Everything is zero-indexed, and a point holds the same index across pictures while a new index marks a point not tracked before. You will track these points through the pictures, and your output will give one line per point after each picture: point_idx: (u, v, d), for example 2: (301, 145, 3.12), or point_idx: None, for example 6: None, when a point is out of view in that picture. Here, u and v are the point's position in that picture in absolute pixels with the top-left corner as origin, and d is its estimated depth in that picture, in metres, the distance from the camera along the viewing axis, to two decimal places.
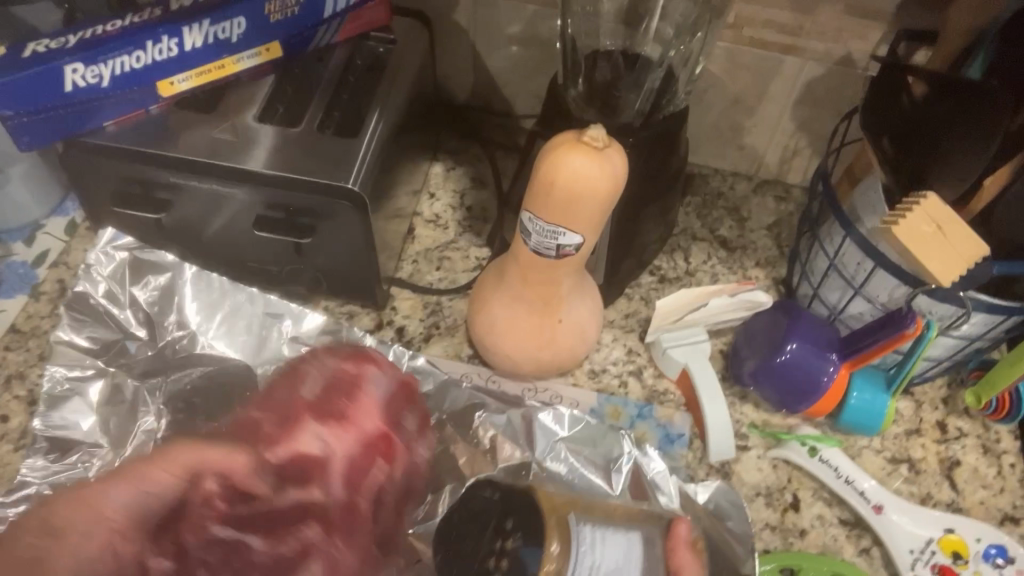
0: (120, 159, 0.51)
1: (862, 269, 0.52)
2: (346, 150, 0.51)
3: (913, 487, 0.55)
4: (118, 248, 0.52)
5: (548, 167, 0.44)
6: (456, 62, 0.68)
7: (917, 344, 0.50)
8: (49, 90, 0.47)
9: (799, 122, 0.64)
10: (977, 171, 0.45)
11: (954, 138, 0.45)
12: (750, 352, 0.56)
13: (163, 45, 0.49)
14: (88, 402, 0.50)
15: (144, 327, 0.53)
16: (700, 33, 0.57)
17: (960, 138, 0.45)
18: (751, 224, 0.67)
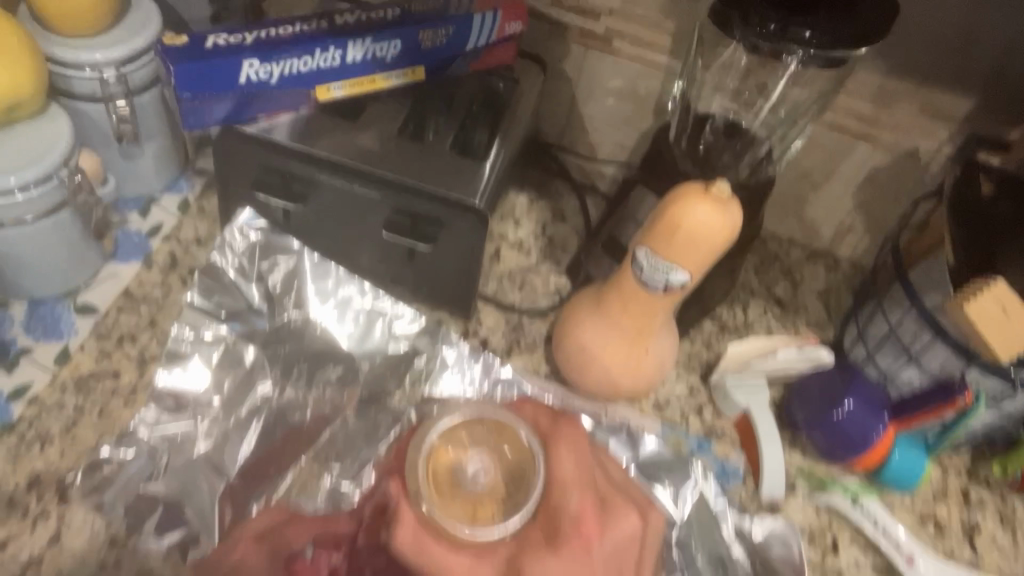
0: (270, 151, 0.55)
1: (920, 340, 0.58)
2: (473, 172, 0.56)
3: (938, 543, 0.60)
4: (252, 229, 0.58)
5: (675, 212, 0.49)
6: (553, 104, 0.73)
7: (962, 415, 0.56)
8: (224, 81, 0.52)
9: (860, 202, 0.71)
10: None
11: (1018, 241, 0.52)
12: (804, 405, 0.61)
13: (329, 54, 0.55)
14: (206, 363, 0.55)
15: (266, 302, 0.58)
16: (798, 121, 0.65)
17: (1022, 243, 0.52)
18: (804, 288, 0.73)
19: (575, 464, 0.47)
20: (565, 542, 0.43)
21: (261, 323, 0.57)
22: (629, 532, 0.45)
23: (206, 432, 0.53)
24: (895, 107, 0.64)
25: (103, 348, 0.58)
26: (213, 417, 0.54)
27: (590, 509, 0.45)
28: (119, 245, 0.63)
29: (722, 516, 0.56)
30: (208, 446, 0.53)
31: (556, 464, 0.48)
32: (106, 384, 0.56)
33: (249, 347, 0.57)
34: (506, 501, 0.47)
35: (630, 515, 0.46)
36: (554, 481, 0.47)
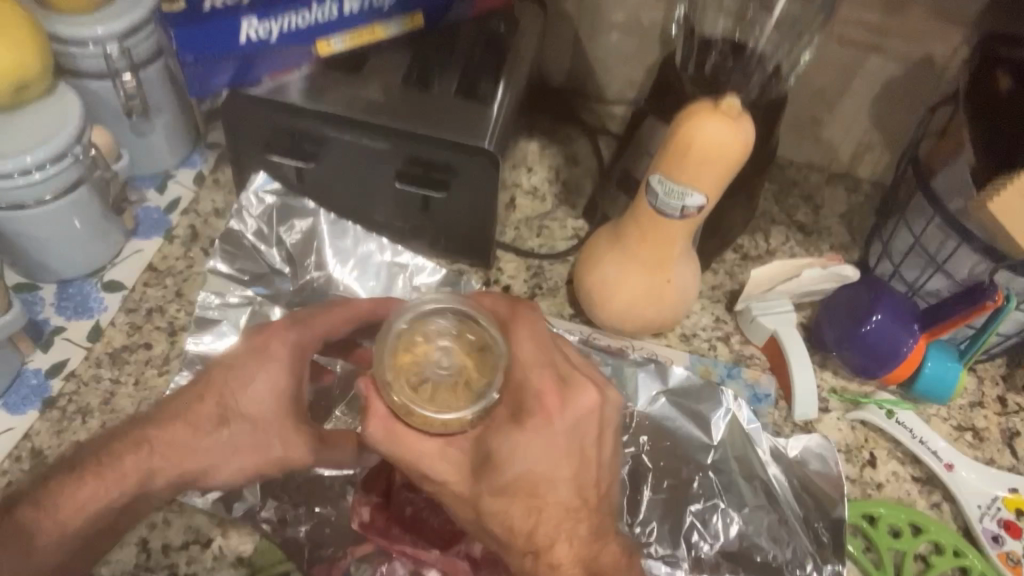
0: (278, 111, 0.56)
1: (945, 247, 0.57)
2: (482, 114, 0.57)
3: (978, 451, 0.60)
4: (266, 193, 0.60)
5: (685, 132, 0.49)
6: (557, 47, 0.73)
7: (993, 317, 0.55)
8: (225, 42, 0.53)
9: (876, 118, 0.69)
10: None
11: None
12: (832, 324, 0.60)
13: (326, 7, 0.54)
14: (234, 324, 0.57)
15: (287, 264, 0.60)
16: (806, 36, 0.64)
17: None
18: (825, 212, 0.72)
19: (541, 345, 0.43)
20: (530, 417, 0.41)
21: (285, 284, 0.60)
22: (593, 414, 0.42)
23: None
24: (905, 12, 0.62)
25: (133, 322, 0.59)
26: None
27: (548, 386, 0.41)
28: (141, 223, 0.64)
29: (758, 439, 0.55)
30: None
31: (517, 345, 0.43)
32: (139, 356, 0.57)
33: (275, 308, 0.58)
34: (474, 386, 0.42)
35: (582, 400, 0.41)
36: (516, 364, 0.42)
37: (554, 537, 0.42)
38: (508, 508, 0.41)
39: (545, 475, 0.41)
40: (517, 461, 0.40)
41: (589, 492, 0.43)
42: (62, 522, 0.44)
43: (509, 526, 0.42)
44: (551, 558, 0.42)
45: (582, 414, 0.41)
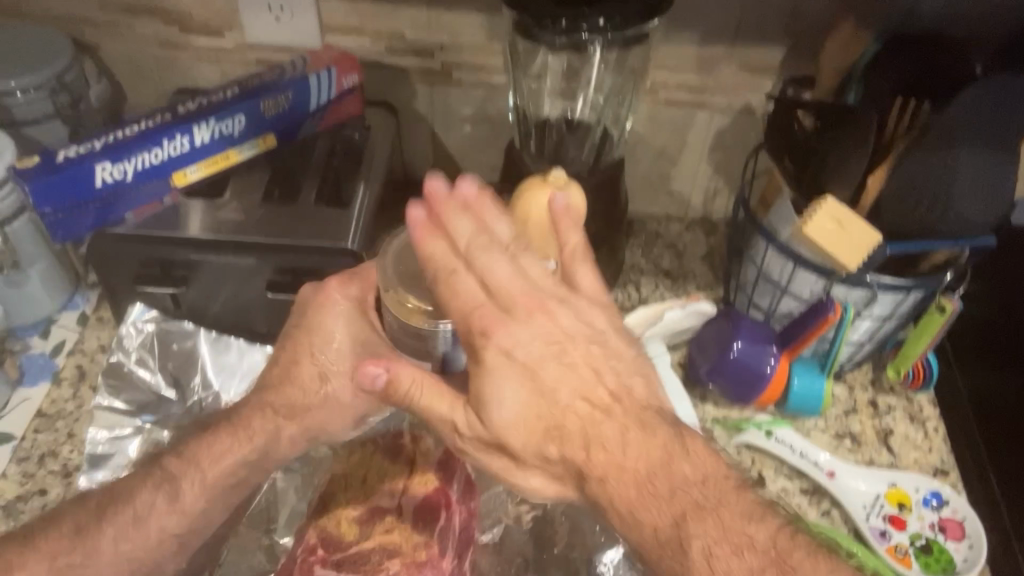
0: (143, 244, 0.58)
1: (786, 271, 0.62)
2: (342, 217, 0.60)
3: (857, 455, 0.64)
4: (145, 322, 0.62)
5: (520, 207, 0.52)
6: (417, 144, 0.78)
7: (839, 328, 0.60)
8: (82, 188, 0.55)
9: (716, 165, 0.76)
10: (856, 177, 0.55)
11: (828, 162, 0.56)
12: (703, 356, 0.64)
13: (177, 141, 0.58)
14: (128, 457, 0.57)
15: (173, 388, 0.61)
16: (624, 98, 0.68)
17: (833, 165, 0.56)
18: (688, 256, 0.78)
19: (502, 266, 0.41)
20: (520, 308, 0.41)
21: (174, 407, 0.60)
22: (563, 322, 0.42)
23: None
24: (717, 71, 0.69)
25: (26, 471, 0.59)
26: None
27: (509, 305, 0.41)
28: (26, 371, 0.65)
29: None
30: None
31: (469, 277, 0.41)
32: (34, 503, 0.57)
33: (166, 432, 0.59)
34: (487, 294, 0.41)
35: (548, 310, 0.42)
36: (473, 297, 0.41)
37: (588, 447, 0.39)
38: (533, 435, 0.40)
39: (538, 358, 0.40)
40: (524, 348, 0.40)
41: (597, 391, 0.40)
42: (206, 471, 0.49)
43: (545, 455, 0.40)
44: (596, 471, 0.39)
45: (568, 310, 0.42)
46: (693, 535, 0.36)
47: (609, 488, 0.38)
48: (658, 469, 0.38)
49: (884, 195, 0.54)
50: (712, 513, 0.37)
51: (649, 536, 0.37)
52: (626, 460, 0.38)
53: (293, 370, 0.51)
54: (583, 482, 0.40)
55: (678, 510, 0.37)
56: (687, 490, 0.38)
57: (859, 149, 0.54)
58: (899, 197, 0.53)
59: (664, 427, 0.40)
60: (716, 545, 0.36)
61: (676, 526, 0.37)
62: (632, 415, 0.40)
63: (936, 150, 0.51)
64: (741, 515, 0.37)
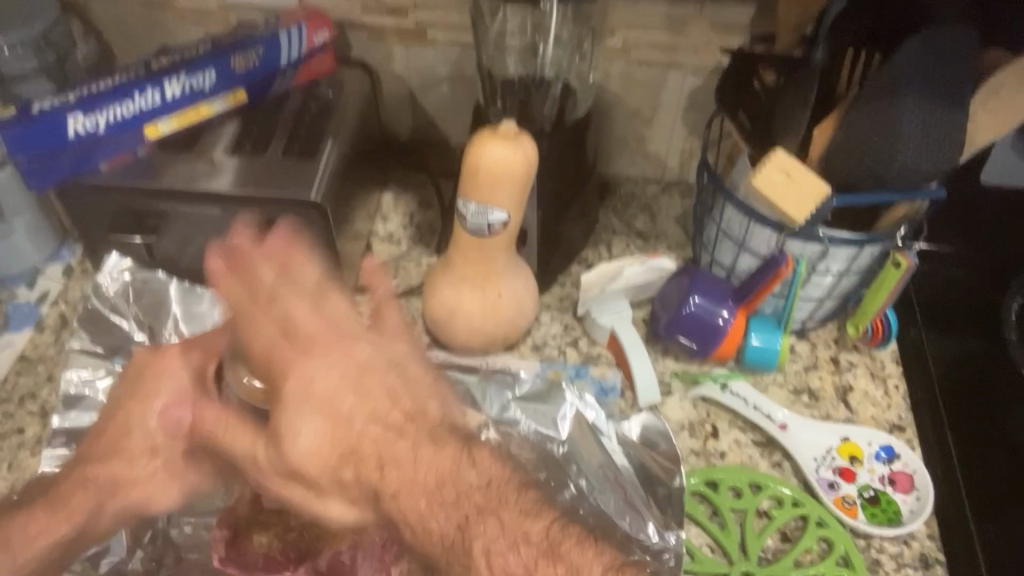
0: (117, 194, 0.61)
1: (743, 227, 0.62)
2: (307, 170, 0.61)
3: (814, 410, 0.64)
4: (120, 271, 0.65)
5: (472, 157, 0.54)
6: (395, 105, 0.79)
7: (792, 282, 0.61)
8: (55, 138, 0.57)
9: (690, 127, 0.76)
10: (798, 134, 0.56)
11: (783, 119, 0.56)
12: (662, 310, 0.65)
13: (148, 95, 0.60)
14: (97, 397, 0.60)
15: (145, 333, 0.64)
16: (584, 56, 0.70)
17: (786, 120, 0.56)
18: (662, 218, 0.78)
19: (310, 314, 0.48)
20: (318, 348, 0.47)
21: (144, 351, 0.63)
22: (363, 356, 0.47)
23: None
24: (688, 31, 0.69)
25: (7, 411, 0.62)
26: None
27: (310, 341, 0.47)
28: (11, 319, 0.68)
29: (604, 430, 0.60)
30: None
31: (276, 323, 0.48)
32: (12, 441, 0.61)
33: (135, 375, 0.62)
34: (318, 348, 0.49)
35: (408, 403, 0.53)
36: (279, 335, 0.48)
37: (382, 467, 0.42)
38: (330, 463, 0.43)
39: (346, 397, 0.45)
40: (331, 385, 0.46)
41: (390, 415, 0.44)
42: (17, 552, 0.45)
43: (341, 481, 0.43)
44: (390, 489, 0.41)
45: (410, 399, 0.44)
46: (474, 537, 0.39)
47: (401, 502, 0.41)
48: (446, 478, 0.41)
49: (831, 148, 0.55)
50: (493, 514, 0.40)
51: (438, 544, 0.40)
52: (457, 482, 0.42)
53: (123, 441, 0.49)
54: (379, 501, 0.42)
55: (463, 515, 0.40)
56: (471, 496, 0.41)
57: (803, 102, 0.55)
58: (846, 150, 0.54)
59: (451, 444, 0.43)
60: (495, 542, 0.39)
61: (462, 530, 0.40)
62: (425, 432, 0.44)
63: (879, 102, 0.52)
64: (521, 513, 0.41)
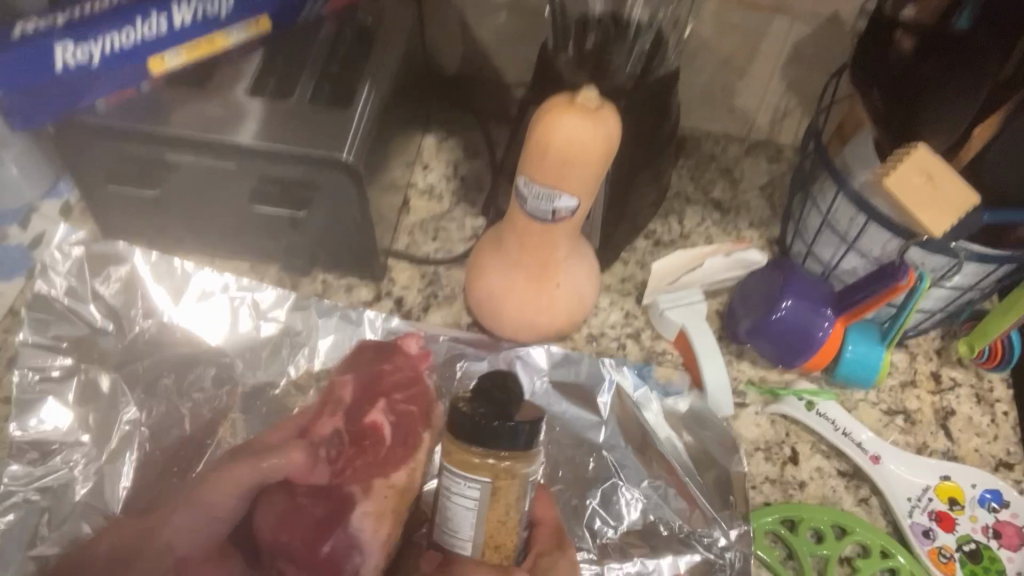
0: (114, 136, 0.51)
1: (855, 224, 0.53)
2: (340, 121, 0.51)
3: (909, 437, 0.56)
4: (71, 245, 0.54)
5: (541, 131, 0.44)
6: (445, 33, 0.68)
7: (910, 295, 0.52)
8: (38, 70, 0.48)
9: (790, 81, 0.64)
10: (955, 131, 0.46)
11: (927, 119, 0.47)
12: (745, 311, 0.56)
13: (153, 21, 0.49)
14: (65, 402, 0.51)
15: (110, 320, 0.54)
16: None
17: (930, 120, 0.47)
18: (743, 186, 0.68)
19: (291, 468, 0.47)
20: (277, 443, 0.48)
21: (111, 343, 0.53)
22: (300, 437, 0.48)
23: (83, 475, 0.50)
24: None
25: None
26: (86, 456, 0.50)
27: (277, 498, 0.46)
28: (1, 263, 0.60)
29: (647, 404, 0.53)
30: (88, 490, 0.49)
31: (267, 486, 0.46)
32: None
33: (104, 373, 0.53)
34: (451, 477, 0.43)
35: (382, 403, 0.48)
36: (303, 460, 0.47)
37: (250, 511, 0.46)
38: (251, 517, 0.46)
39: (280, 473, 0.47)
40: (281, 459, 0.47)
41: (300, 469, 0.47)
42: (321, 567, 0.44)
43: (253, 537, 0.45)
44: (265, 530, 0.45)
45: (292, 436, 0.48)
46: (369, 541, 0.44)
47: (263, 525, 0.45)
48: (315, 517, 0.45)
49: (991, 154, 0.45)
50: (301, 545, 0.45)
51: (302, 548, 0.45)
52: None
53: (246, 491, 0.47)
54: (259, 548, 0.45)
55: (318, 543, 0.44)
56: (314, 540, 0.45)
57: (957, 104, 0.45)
58: (1009, 158, 0.45)
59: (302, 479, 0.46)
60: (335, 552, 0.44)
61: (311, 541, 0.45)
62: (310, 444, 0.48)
63: None
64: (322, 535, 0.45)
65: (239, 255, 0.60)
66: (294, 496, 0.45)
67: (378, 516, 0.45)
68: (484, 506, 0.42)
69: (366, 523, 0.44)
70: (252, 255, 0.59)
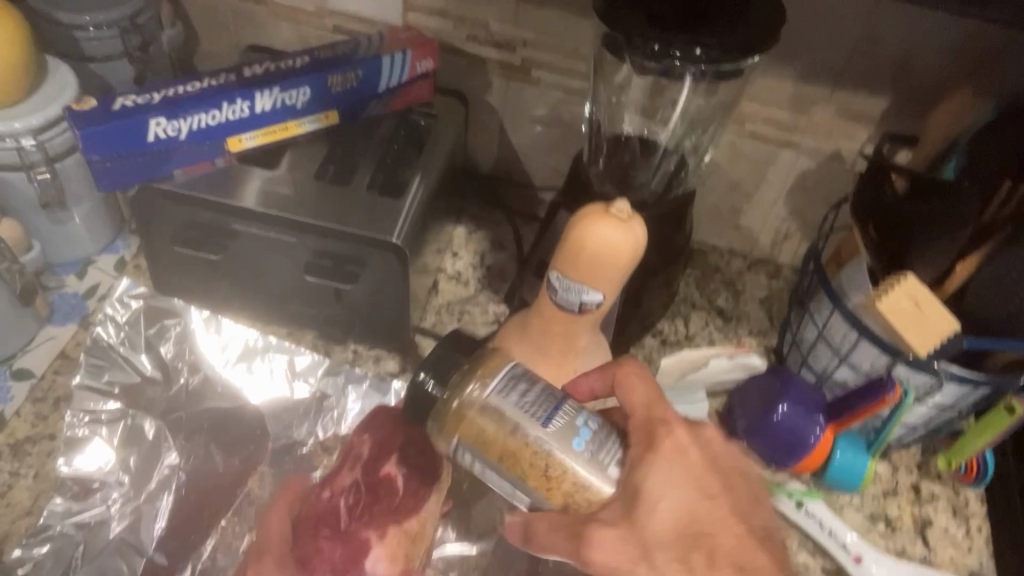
0: (183, 204, 0.56)
1: (847, 339, 0.58)
2: (392, 207, 0.57)
3: (889, 541, 0.60)
4: (131, 299, 0.61)
5: (577, 234, 0.50)
6: (484, 137, 0.75)
7: (895, 409, 0.57)
8: (131, 142, 0.54)
9: (792, 207, 0.71)
10: (942, 265, 0.52)
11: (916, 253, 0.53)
12: (743, 412, 0.61)
13: (237, 106, 0.56)
14: (109, 442, 0.56)
15: (159, 370, 0.59)
16: (708, 128, 0.65)
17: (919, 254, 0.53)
18: (745, 297, 0.74)
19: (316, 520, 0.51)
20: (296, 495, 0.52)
21: (156, 390, 0.59)
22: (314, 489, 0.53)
23: (117, 513, 0.53)
24: (813, 112, 0.64)
25: (40, 412, 0.59)
26: (123, 496, 0.54)
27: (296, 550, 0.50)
28: (56, 309, 0.64)
29: None
30: (123, 527, 0.53)
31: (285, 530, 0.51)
32: (42, 447, 0.57)
33: (148, 420, 0.57)
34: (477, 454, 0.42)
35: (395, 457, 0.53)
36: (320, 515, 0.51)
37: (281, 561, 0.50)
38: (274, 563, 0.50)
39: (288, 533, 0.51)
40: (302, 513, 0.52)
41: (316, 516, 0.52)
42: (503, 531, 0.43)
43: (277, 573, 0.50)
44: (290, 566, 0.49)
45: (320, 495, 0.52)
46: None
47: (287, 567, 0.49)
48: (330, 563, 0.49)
49: (973, 288, 0.51)
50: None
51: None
52: (680, 516, 0.39)
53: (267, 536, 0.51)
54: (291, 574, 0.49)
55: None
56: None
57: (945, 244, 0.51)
58: (987, 293, 0.51)
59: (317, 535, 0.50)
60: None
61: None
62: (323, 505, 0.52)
63: None
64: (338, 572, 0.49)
65: (279, 321, 0.64)
66: (316, 539, 0.50)
67: (392, 559, 0.50)
68: (487, 456, 0.41)
69: (379, 566, 0.49)
70: (292, 321, 0.64)
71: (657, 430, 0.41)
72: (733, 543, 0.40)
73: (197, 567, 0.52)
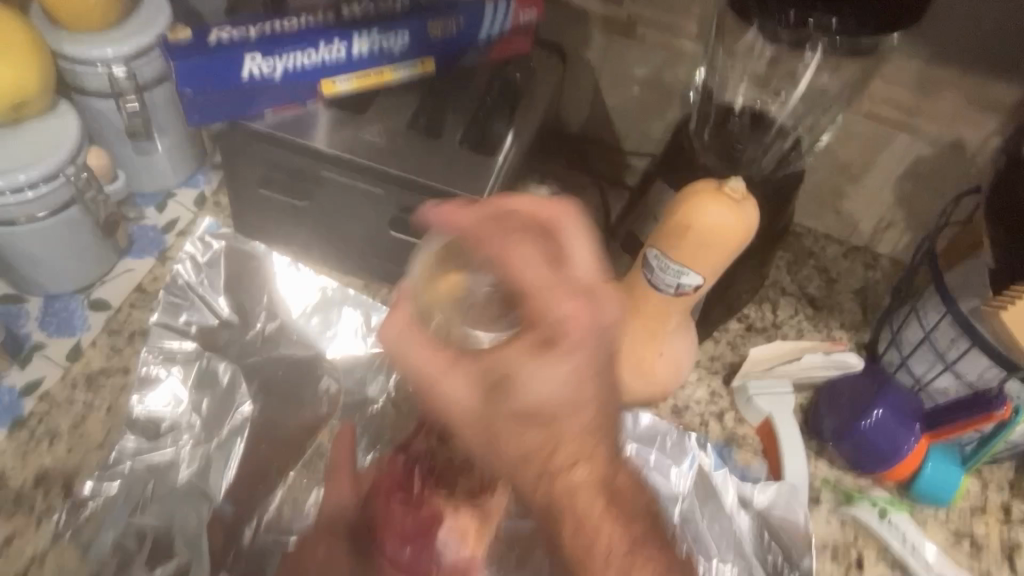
0: (273, 146, 0.55)
1: (955, 346, 0.55)
2: (482, 164, 0.54)
3: (974, 562, 0.57)
4: (213, 239, 0.60)
5: (685, 213, 0.47)
6: (577, 94, 0.71)
7: (1000, 427, 0.53)
8: (225, 77, 0.52)
9: (901, 196, 0.66)
10: None
11: None
12: (830, 411, 0.58)
13: (334, 46, 0.54)
14: (181, 383, 0.56)
15: (235, 313, 0.58)
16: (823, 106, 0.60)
17: None
18: (839, 286, 0.70)
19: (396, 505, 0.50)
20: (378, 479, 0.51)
21: (231, 334, 0.58)
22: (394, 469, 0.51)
23: (187, 457, 0.54)
24: (939, 95, 0.59)
25: (115, 344, 0.59)
26: (193, 439, 0.54)
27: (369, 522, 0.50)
28: (134, 242, 0.63)
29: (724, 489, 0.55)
30: (191, 472, 0.53)
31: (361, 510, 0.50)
32: (115, 381, 0.57)
33: (223, 363, 0.57)
34: None
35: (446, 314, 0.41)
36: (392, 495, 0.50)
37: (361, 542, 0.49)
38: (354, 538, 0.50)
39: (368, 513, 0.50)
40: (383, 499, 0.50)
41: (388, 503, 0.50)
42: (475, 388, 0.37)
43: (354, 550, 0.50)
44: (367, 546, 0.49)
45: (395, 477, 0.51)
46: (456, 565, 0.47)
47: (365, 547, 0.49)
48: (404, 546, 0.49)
49: None
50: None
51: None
52: (557, 404, 0.34)
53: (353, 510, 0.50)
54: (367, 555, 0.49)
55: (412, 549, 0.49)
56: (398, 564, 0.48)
57: None
58: None
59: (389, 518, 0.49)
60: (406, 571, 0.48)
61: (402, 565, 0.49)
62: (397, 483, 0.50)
63: None
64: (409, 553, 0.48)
65: (355, 273, 0.63)
66: (390, 504, 0.50)
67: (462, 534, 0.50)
68: None
69: (451, 539, 0.50)
70: (369, 273, 0.62)
71: (548, 301, 0.34)
72: (582, 431, 0.34)
73: (263, 519, 0.53)
